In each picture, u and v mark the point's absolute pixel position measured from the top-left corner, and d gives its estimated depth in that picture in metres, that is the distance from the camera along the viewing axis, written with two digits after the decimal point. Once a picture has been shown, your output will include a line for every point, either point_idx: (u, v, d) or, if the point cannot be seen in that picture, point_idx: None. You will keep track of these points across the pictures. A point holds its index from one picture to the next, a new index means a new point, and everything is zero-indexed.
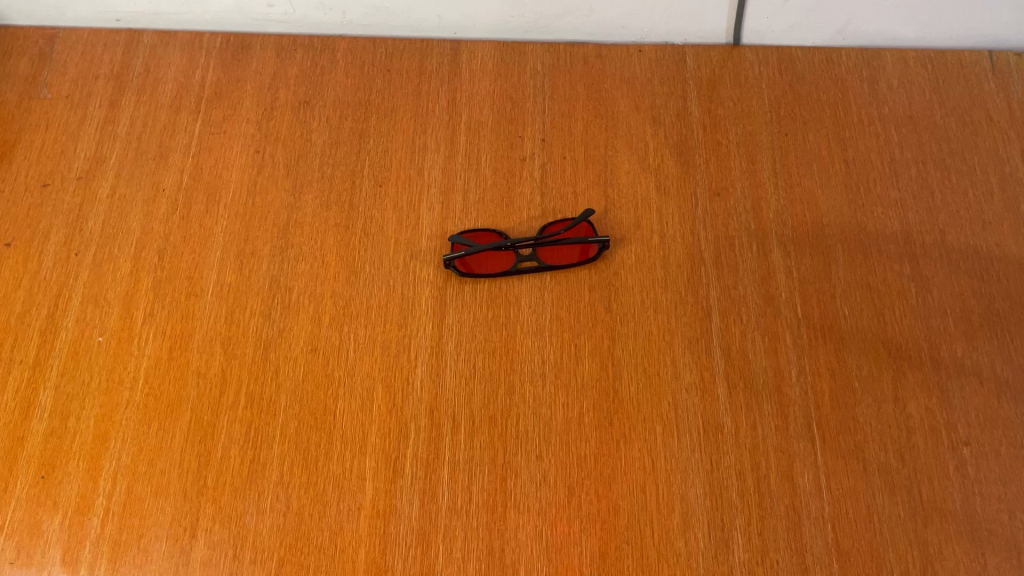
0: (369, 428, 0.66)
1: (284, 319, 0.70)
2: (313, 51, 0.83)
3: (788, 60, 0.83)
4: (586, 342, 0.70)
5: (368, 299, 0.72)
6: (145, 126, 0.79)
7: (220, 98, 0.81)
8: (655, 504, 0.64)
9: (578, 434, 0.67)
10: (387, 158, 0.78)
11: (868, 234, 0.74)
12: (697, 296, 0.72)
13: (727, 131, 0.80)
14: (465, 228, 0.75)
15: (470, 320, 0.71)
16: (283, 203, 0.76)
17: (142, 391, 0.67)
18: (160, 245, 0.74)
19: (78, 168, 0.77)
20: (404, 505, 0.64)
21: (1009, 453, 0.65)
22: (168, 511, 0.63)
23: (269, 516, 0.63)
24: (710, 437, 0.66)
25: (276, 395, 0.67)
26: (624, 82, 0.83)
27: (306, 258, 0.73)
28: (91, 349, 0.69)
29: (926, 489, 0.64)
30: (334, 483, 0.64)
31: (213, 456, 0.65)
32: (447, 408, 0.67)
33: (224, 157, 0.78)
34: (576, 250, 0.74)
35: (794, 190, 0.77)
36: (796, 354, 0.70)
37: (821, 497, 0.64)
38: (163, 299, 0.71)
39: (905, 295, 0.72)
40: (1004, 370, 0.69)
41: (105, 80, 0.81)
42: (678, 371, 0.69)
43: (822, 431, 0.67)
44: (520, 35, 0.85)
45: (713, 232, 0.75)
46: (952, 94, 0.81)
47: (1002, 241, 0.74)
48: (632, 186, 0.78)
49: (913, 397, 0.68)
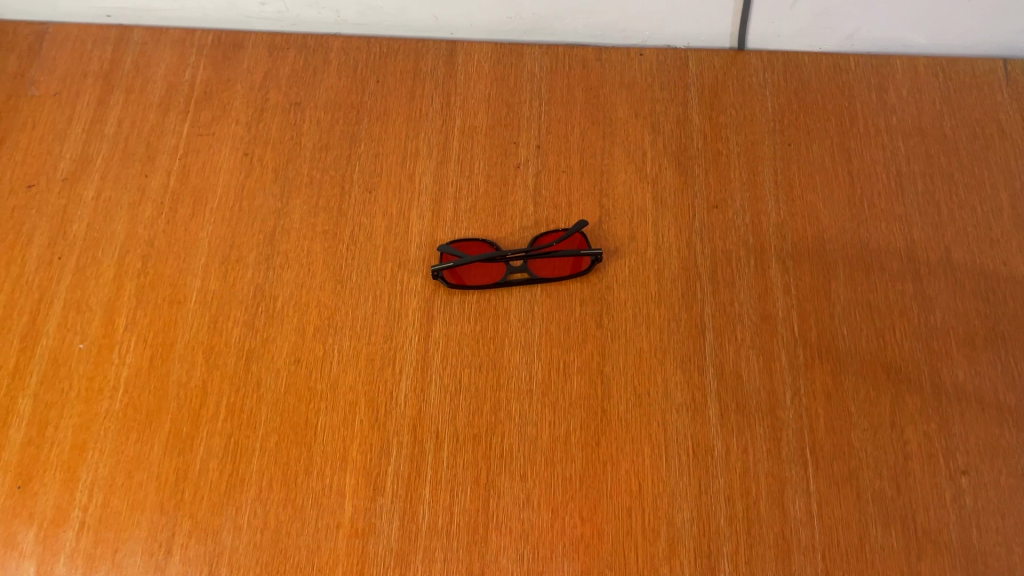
0: (350, 444, 0.65)
1: (267, 329, 0.70)
2: (306, 51, 0.82)
3: (794, 65, 0.82)
4: (576, 358, 0.69)
5: (354, 310, 0.70)
6: (133, 126, 0.79)
7: (210, 99, 0.80)
8: (641, 529, 0.63)
9: (564, 453, 0.65)
10: (378, 163, 0.77)
11: (872, 251, 0.73)
12: (691, 312, 0.70)
13: (728, 140, 0.78)
14: (455, 237, 0.73)
15: (457, 332, 0.70)
16: (270, 209, 0.75)
17: (121, 401, 0.67)
18: (144, 250, 0.73)
19: (64, 170, 0.76)
20: (384, 524, 0.63)
21: (1009, 483, 0.64)
22: (144, 525, 0.63)
23: (246, 533, 0.62)
24: (699, 460, 0.65)
25: (257, 407, 0.66)
26: (624, 86, 0.80)
27: (292, 266, 0.72)
28: (71, 356, 0.69)
29: (921, 520, 0.63)
30: (313, 500, 0.63)
31: (191, 470, 0.64)
32: (431, 424, 0.66)
33: (211, 160, 0.77)
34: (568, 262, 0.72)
35: (795, 203, 0.75)
36: (791, 375, 0.68)
37: (812, 526, 0.62)
38: (145, 306, 0.70)
39: (907, 315, 0.70)
40: (1007, 396, 0.67)
41: (94, 79, 0.81)
42: (669, 390, 0.67)
43: (816, 456, 0.65)
44: (518, 36, 0.83)
45: (710, 246, 0.73)
46: (964, 105, 0.79)
47: (1010, 260, 0.72)
48: (627, 196, 0.75)
49: (911, 423, 0.66)
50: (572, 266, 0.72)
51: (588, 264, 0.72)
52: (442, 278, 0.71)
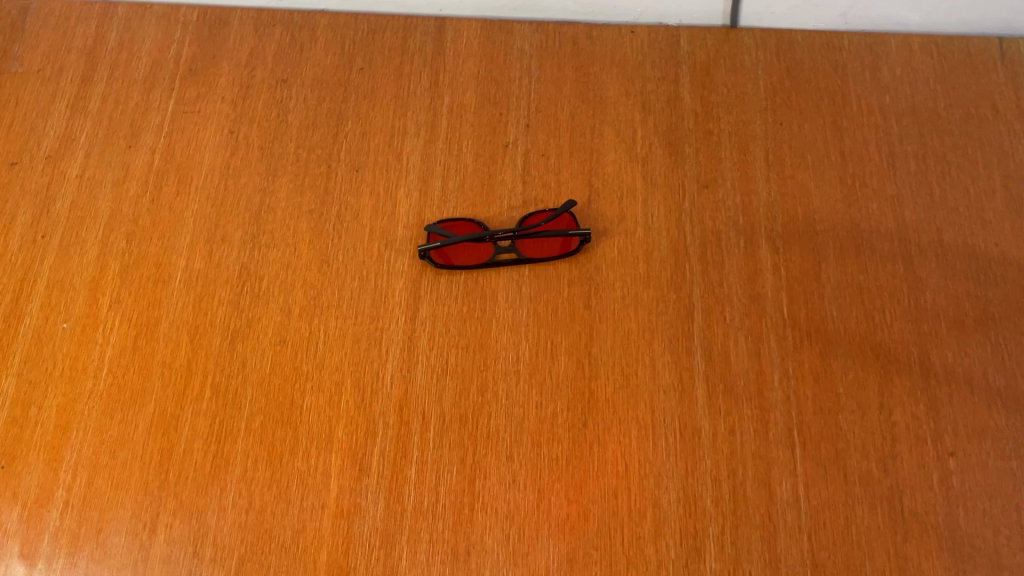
0: (336, 424, 0.65)
1: (252, 309, 0.69)
2: (292, 28, 0.81)
3: (787, 44, 0.81)
4: (563, 339, 0.68)
5: (340, 291, 0.70)
6: (117, 103, 0.78)
7: (195, 75, 0.79)
8: (627, 510, 0.62)
9: (551, 434, 0.65)
10: (365, 142, 0.76)
11: (862, 232, 0.72)
12: (680, 293, 0.70)
13: (719, 119, 0.77)
14: (443, 217, 0.73)
15: (444, 313, 0.69)
16: (256, 187, 0.74)
17: (105, 381, 0.66)
18: (128, 229, 0.72)
19: (47, 147, 0.75)
20: (369, 505, 0.62)
21: (996, 465, 0.63)
22: (128, 505, 0.62)
23: (231, 513, 0.62)
24: (686, 441, 0.64)
25: (242, 388, 0.66)
26: (614, 64, 0.80)
27: (278, 246, 0.72)
28: (54, 336, 0.68)
29: (908, 502, 0.62)
30: (298, 480, 0.63)
31: (175, 450, 0.64)
32: (417, 405, 0.66)
33: (196, 138, 0.76)
34: (557, 241, 0.71)
35: (786, 183, 0.74)
36: (780, 356, 0.67)
37: (798, 507, 0.62)
38: (129, 285, 0.70)
39: (897, 297, 0.70)
40: (996, 377, 0.66)
41: (78, 55, 0.80)
42: (656, 371, 0.67)
43: (803, 438, 0.65)
44: (508, 13, 0.82)
45: (700, 227, 0.72)
46: (958, 84, 0.78)
47: (1002, 241, 0.71)
48: (617, 176, 0.75)
49: (900, 405, 0.66)
50: (561, 245, 0.71)
51: (577, 244, 0.71)
52: (429, 257, 0.70)
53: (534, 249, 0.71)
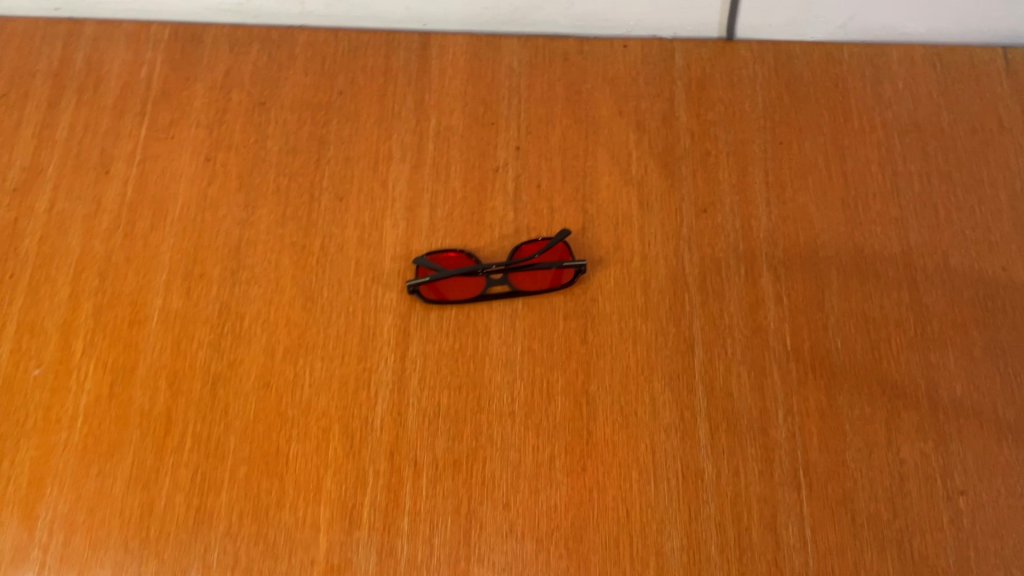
0: (324, 474, 0.62)
1: (234, 351, 0.66)
2: (269, 46, 0.77)
3: (784, 57, 0.78)
4: (559, 377, 0.66)
5: (326, 329, 0.67)
6: (86, 130, 0.74)
7: (167, 99, 0.75)
8: (629, 558, 0.60)
9: (549, 479, 0.62)
10: (349, 168, 0.73)
11: (866, 257, 0.70)
12: (680, 326, 0.67)
13: (716, 139, 0.74)
14: (432, 249, 0.70)
15: (435, 351, 0.66)
16: (235, 219, 0.70)
17: (81, 432, 0.63)
18: (100, 267, 0.69)
19: (13, 179, 0.72)
20: (361, 559, 0.60)
21: (1007, 503, 0.61)
22: (107, 565, 0.60)
23: (216, 571, 0.59)
24: (689, 484, 0.62)
25: (226, 436, 0.63)
26: (607, 81, 0.76)
27: (260, 282, 0.68)
28: (26, 383, 0.65)
29: (918, 544, 0.60)
30: (286, 535, 0.60)
31: (157, 504, 0.61)
32: (408, 450, 0.63)
33: (171, 166, 0.72)
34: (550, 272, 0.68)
35: (787, 206, 0.71)
36: (783, 392, 0.65)
37: (806, 552, 0.60)
38: (104, 327, 0.67)
39: (903, 326, 0.67)
40: (1006, 410, 0.64)
41: (44, 78, 0.76)
42: (657, 410, 0.64)
43: (809, 478, 0.62)
44: (495, 27, 0.78)
45: (699, 255, 0.70)
46: (962, 98, 0.75)
47: (1010, 265, 0.69)
48: (612, 201, 0.72)
49: (908, 441, 0.64)
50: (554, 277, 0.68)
51: (571, 274, 0.68)
52: (417, 292, 0.67)
53: (526, 281, 0.68)
